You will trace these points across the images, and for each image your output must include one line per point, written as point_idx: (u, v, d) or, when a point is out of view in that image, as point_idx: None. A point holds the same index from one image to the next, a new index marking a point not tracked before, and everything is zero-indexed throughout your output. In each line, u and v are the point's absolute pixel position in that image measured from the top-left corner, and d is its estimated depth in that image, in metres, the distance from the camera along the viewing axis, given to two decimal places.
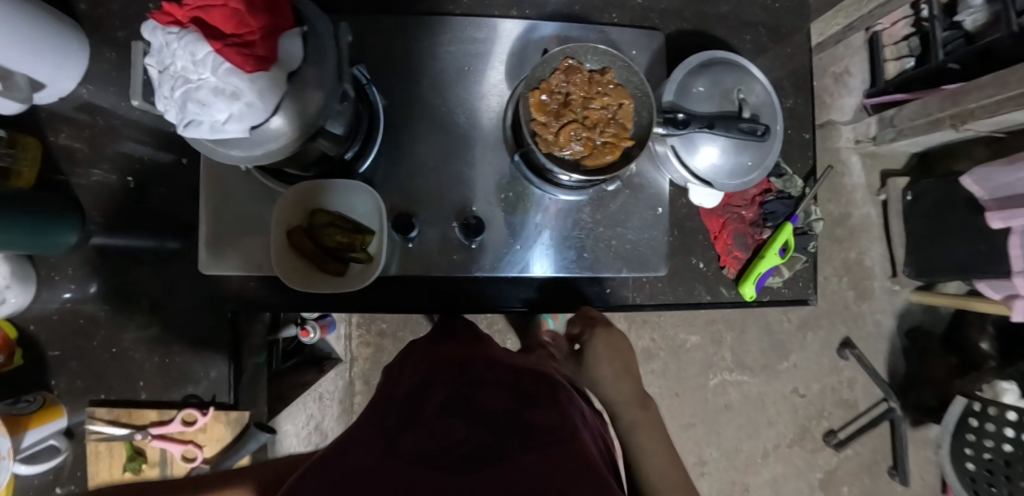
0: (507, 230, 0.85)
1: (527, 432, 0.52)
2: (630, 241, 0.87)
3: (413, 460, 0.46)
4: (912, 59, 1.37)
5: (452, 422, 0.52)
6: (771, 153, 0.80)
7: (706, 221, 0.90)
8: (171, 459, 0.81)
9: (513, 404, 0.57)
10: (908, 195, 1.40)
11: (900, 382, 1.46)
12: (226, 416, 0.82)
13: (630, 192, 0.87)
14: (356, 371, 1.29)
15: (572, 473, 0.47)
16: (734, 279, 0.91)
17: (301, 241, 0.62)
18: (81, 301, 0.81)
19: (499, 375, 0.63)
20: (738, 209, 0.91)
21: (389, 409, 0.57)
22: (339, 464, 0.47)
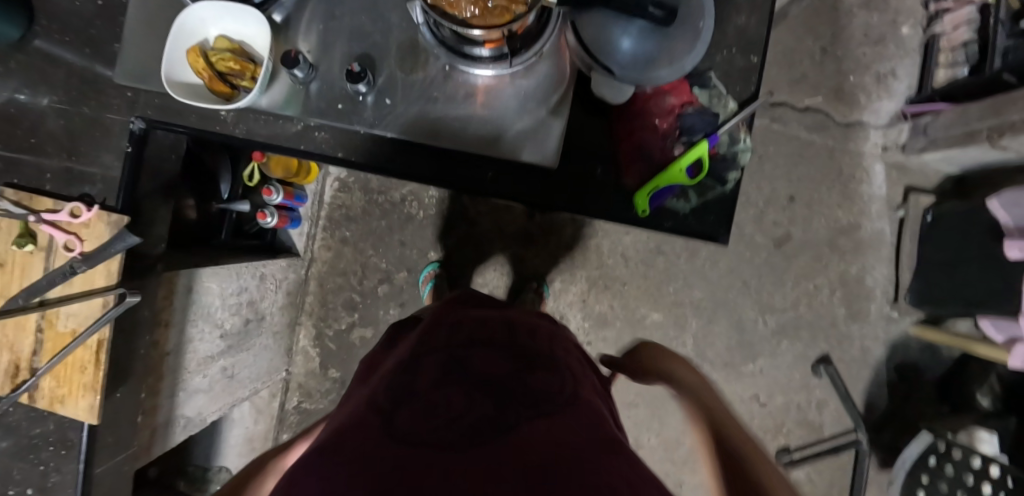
0: (402, 96, 0.67)
1: (524, 399, 0.60)
2: (538, 123, 0.67)
3: (425, 440, 0.54)
4: (966, 68, 1.24)
5: (451, 395, 0.60)
6: (695, 53, 0.63)
7: (613, 122, 0.68)
8: (55, 249, 0.71)
9: (506, 366, 0.64)
10: (929, 215, 1.26)
11: (876, 418, 1.31)
12: (106, 216, 0.70)
13: (532, 76, 0.67)
14: (312, 271, 1.30)
15: (570, 437, 0.56)
16: (632, 189, 0.68)
17: (196, 61, 0.64)
18: (19, 106, 0.74)
19: (493, 332, 0.69)
20: (649, 115, 0.68)
21: (392, 377, 0.64)
22: (356, 442, 0.54)
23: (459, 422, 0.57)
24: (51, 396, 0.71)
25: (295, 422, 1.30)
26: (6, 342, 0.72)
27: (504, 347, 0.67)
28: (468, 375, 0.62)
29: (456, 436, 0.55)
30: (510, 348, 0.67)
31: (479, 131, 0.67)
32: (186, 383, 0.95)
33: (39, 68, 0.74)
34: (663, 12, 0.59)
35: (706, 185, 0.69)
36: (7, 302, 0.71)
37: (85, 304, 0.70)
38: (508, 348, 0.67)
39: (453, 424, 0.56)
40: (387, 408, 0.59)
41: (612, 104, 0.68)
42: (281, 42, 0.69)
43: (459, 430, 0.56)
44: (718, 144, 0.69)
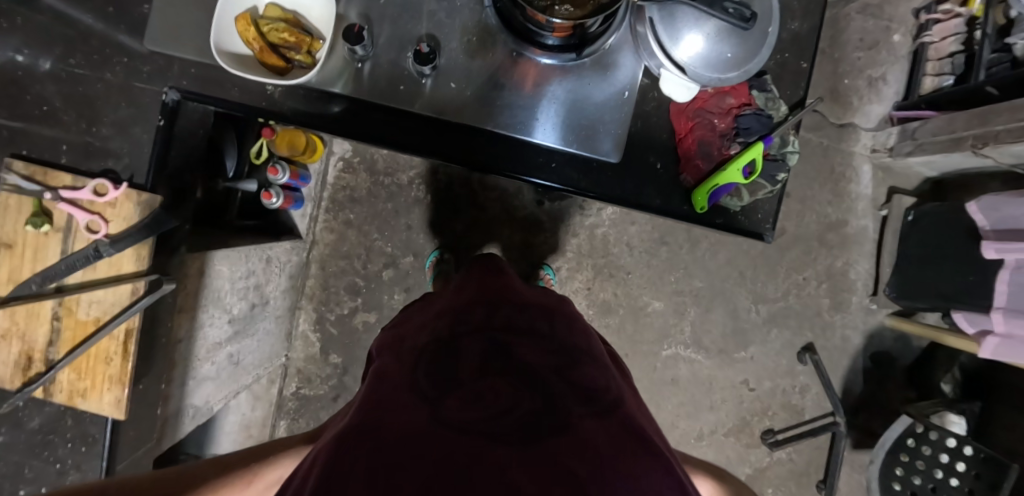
0: (465, 79, 0.70)
1: (576, 394, 0.50)
2: (594, 110, 0.70)
3: (471, 432, 0.44)
4: (951, 78, 1.24)
5: (498, 384, 0.49)
6: (759, 57, 0.64)
7: (673, 120, 0.73)
8: (75, 230, 0.66)
9: (555, 359, 0.54)
10: (909, 215, 1.31)
11: (852, 401, 1.40)
12: (137, 196, 0.66)
13: (595, 64, 0.70)
14: (314, 254, 1.27)
15: (629, 447, 0.47)
16: (690, 187, 0.73)
17: (246, 30, 0.64)
18: (30, 71, 0.68)
19: (534, 320, 0.59)
20: (709, 113, 0.72)
21: (427, 357, 0.54)
22: (391, 431, 0.45)
23: (508, 413, 0.46)
24: (69, 389, 0.67)
25: (293, 407, 1.27)
26: (16, 331, 0.66)
27: (548, 334, 0.57)
28: (513, 360, 0.52)
29: (507, 429, 0.45)
30: (556, 340, 0.57)
31: (534, 117, 0.70)
32: (196, 371, 0.90)
33: (62, 35, 0.69)
34: (740, 16, 0.60)
35: (758, 185, 0.73)
36: (16, 288, 0.65)
37: (111, 291, 0.66)
38: (553, 337, 0.57)
39: (498, 421, 0.46)
40: (425, 395, 0.49)
41: (671, 104, 0.73)
42: (340, 18, 0.69)
43: (510, 422, 0.46)
44: (773, 144, 0.73)
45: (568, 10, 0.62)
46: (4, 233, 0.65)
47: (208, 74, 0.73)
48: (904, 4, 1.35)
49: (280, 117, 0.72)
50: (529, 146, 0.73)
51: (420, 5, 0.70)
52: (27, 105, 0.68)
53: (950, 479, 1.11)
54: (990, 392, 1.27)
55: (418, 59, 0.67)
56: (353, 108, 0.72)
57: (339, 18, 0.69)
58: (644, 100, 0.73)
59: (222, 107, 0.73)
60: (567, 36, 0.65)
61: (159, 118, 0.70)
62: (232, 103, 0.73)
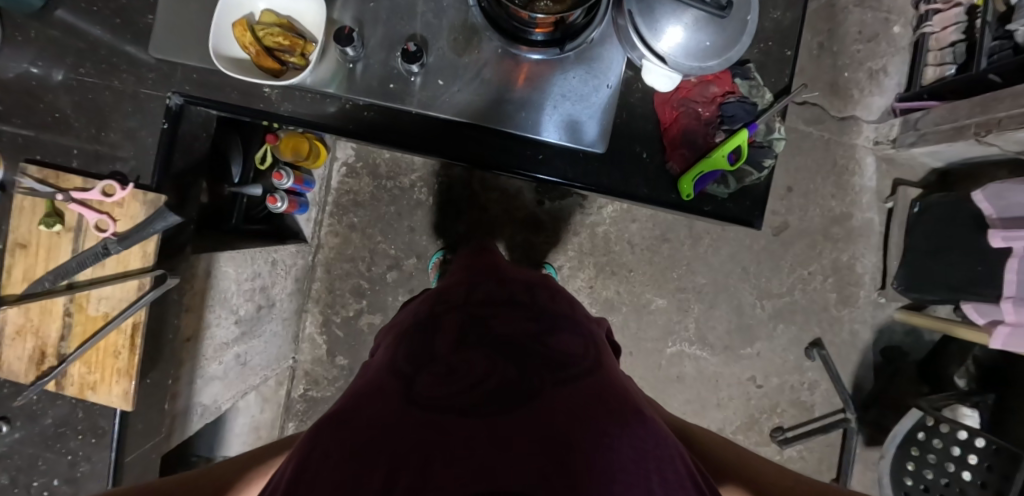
0: (453, 76, 0.72)
1: (550, 362, 0.51)
2: (580, 102, 0.72)
3: (442, 405, 0.46)
4: (954, 67, 1.22)
5: (471, 357, 0.51)
6: (740, 45, 0.65)
7: (658, 109, 0.74)
8: (85, 229, 0.68)
9: (530, 328, 0.56)
10: (916, 206, 1.29)
11: (863, 398, 1.37)
12: (143, 195, 0.69)
13: (578, 59, 0.71)
14: (319, 257, 1.29)
15: (603, 408, 0.47)
16: (676, 174, 0.74)
17: (243, 36, 0.66)
18: (42, 81, 0.72)
19: (514, 292, 0.62)
20: (693, 103, 0.74)
21: (409, 340, 0.56)
22: (367, 413, 0.46)
23: (480, 385, 0.48)
24: (80, 382, 0.69)
25: (300, 409, 1.29)
26: (30, 327, 0.69)
27: (525, 307, 0.59)
28: (488, 335, 0.54)
29: (479, 399, 0.46)
30: (533, 311, 0.59)
31: (522, 110, 0.72)
32: (204, 370, 0.94)
33: (73, 48, 0.72)
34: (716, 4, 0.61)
35: (745, 171, 0.74)
36: (31, 286, 0.68)
37: (120, 286, 0.68)
38: (529, 308, 0.59)
39: (470, 391, 0.47)
40: (402, 374, 0.51)
41: (655, 94, 0.74)
42: (332, 21, 0.72)
43: (482, 393, 0.47)
44: (757, 130, 0.75)
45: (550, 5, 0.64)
46: (20, 233, 0.68)
47: (209, 80, 0.75)
48: None
49: (278, 119, 0.75)
50: (518, 140, 0.74)
51: (410, 7, 0.72)
52: (41, 113, 0.71)
53: (962, 473, 1.09)
54: (1004, 386, 1.23)
55: (405, 57, 0.69)
56: (349, 109, 0.75)
57: (330, 22, 0.72)
58: (629, 91, 0.75)
59: (224, 111, 0.75)
60: (550, 31, 0.67)
61: (163, 121, 0.73)
62: (232, 106, 0.75)
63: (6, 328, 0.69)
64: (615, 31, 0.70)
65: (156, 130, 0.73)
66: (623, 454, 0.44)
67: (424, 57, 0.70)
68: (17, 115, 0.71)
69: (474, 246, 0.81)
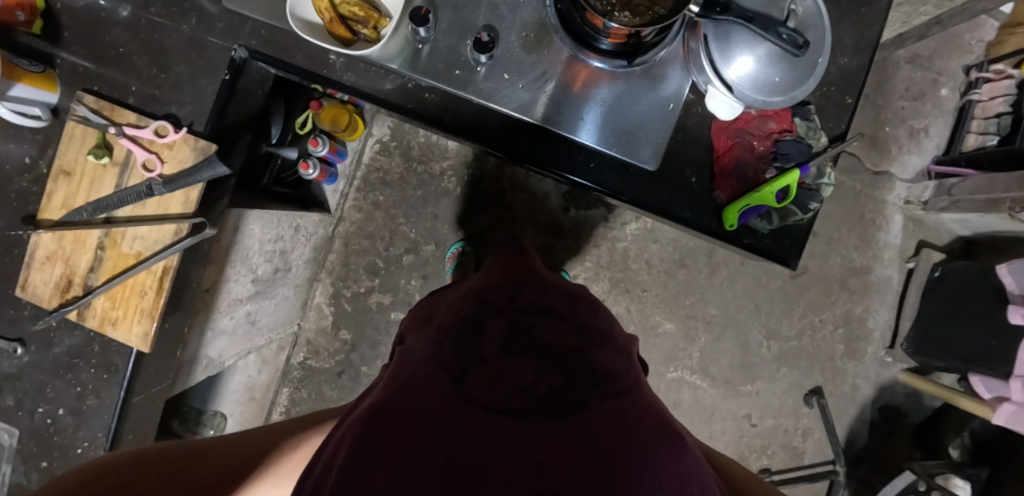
0: (518, 72, 0.72)
1: (597, 376, 0.52)
2: (638, 116, 0.72)
3: (491, 407, 0.47)
4: (995, 138, 1.21)
5: (519, 362, 0.52)
6: (806, 85, 0.65)
7: (713, 136, 0.74)
8: (131, 166, 0.69)
9: (576, 341, 0.57)
10: (937, 271, 1.28)
11: (854, 452, 1.36)
12: (194, 141, 0.69)
13: (643, 75, 0.71)
14: (340, 230, 1.31)
15: (648, 427, 0.48)
16: (723, 203, 0.74)
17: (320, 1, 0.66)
18: (109, 15, 0.72)
19: (557, 302, 0.63)
20: (750, 135, 0.74)
21: (455, 338, 0.57)
22: (418, 407, 0.47)
23: (529, 391, 0.49)
24: (102, 316, 0.70)
25: (297, 376, 1.32)
26: (61, 255, 0.69)
27: (568, 319, 0.60)
28: (535, 342, 0.55)
29: (528, 404, 0.47)
30: (576, 323, 0.60)
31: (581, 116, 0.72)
32: (215, 323, 0.95)
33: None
34: (794, 41, 0.60)
35: (790, 210, 0.74)
36: (68, 214, 0.69)
37: (157, 227, 0.69)
38: (571, 320, 0.60)
39: (519, 395, 0.48)
40: (450, 372, 0.51)
41: (714, 119, 0.74)
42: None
43: (531, 397, 0.48)
44: (807, 173, 0.75)
45: (628, 16, 0.63)
46: (65, 160, 0.69)
47: (275, 37, 0.74)
48: (955, 60, 1.34)
49: (338, 87, 0.75)
50: (570, 145, 0.75)
51: None
52: (104, 46, 0.72)
53: None
54: (998, 463, 1.22)
55: (476, 46, 0.70)
56: (408, 88, 0.75)
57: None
58: (687, 114, 0.75)
59: (284, 70, 0.75)
60: (621, 43, 0.66)
61: (225, 72, 0.73)
62: (293, 67, 0.75)
63: (38, 252, 0.69)
64: (683, 54, 0.71)
65: (213, 80, 0.73)
66: (670, 473, 0.45)
67: (495, 49, 0.70)
68: (81, 45, 0.72)
69: (510, 246, 0.82)
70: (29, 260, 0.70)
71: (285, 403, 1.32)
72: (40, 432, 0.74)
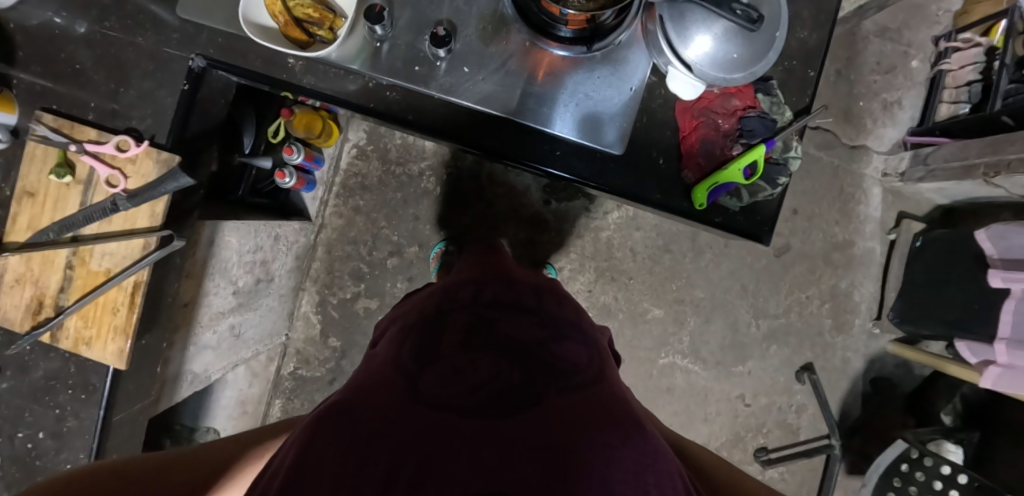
0: (478, 64, 0.72)
1: (555, 370, 0.54)
2: (603, 100, 0.72)
3: (445, 407, 0.48)
4: (967, 106, 1.22)
5: (476, 359, 0.53)
6: (766, 60, 0.65)
7: (678, 118, 0.75)
8: (95, 183, 0.68)
9: (536, 335, 0.58)
10: (918, 240, 1.29)
11: (849, 425, 1.37)
12: (157, 154, 0.68)
13: (603, 59, 0.72)
14: (321, 237, 1.30)
15: (604, 419, 0.49)
16: (692, 183, 0.75)
17: (273, 4, 0.66)
18: (64, 33, 0.72)
19: (521, 296, 0.64)
20: (714, 113, 0.74)
21: (416, 337, 0.58)
22: (371, 407, 0.48)
23: (483, 389, 0.50)
24: (76, 336, 0.69)
25: (289, 387, 1.31)
26: (30, 277, 0.69)
27: (532, 313, 0.61)
28: (494, 338, 0.56)
29: (481, 400, 0.49)
30: (538, 316, 0.61)
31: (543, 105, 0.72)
32: (197, 337, 0.94)
33: (98, 2, 0.72)
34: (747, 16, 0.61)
35: (758, 186, 0.75)
36: (35, 235, 0.68)
37: (124, 243, 0.68)
38: (536, 314, 0.61)
39: (473, 392, 0.50)
40: (407, 371, 0.53)
41: (680, 99, 0.74)
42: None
43: (483, 395, 0.49)
44: (773, 149, 0.76)
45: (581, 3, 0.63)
46: (28, 182, 0.68)
47: (234, 46, 0.74)
48: (923, 31, 1.35)
49: (299, 91, 0.75)
50: (537, 136, 0.75)
51: None
52: (62, 63, 0.71)
53: None
54: (990, 426, 1.23)
55: (434, 41, 0.69)
56: (371, 87, 0.75)
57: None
58: (650, 97, 0.76)
59: (245, 77, 0.75)
60: (580, 29, 0.66)
61: (184, 82, 0.72)
62: (255, 74, 0.75)
63: (6, 275, 0.69)
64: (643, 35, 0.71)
65: (175, 92, 0.72)
66: (622, 464, 0.46)
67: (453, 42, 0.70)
68: (37, 63, 0.71)
69: (482, 245, 0.81)
70: None
71: (278, 415, 1.31)
72: (20, 457, 0.73)
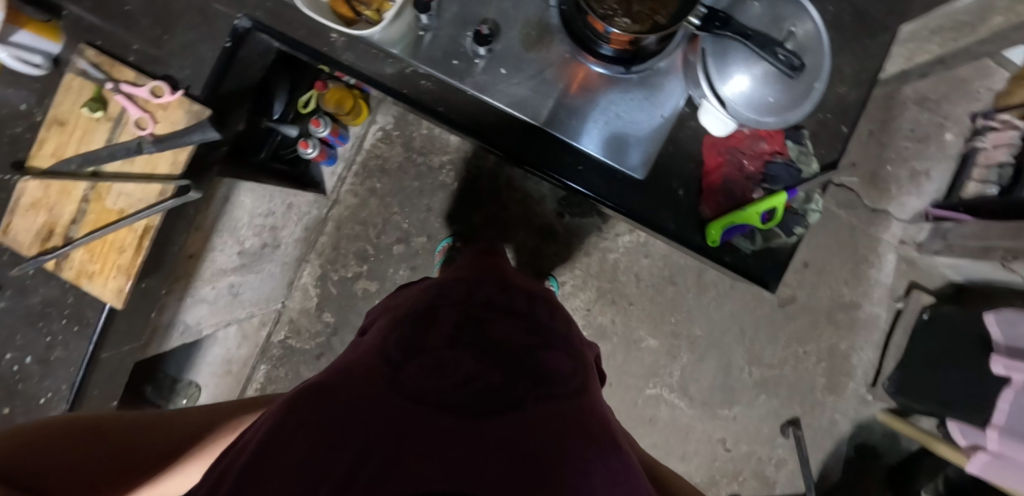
0: (516, 68, 0.73)
1: (538, 377, 0.54)
2: (632, 122, 0.72)
3: (424, 400, 0.48)
4: (996, 187, 1.21)
5: (461, 357, 0.54)
6: (800, 110, 0.65)
7: (704, 151, 0.75)
8: (124, 123, 0.69)
9: (524, 341, 0.59)
10: (925, 314, 1.28)
11: (826, 487, 1.35)
12: (189, 103, 0.69)
13: (639, 82, 0.72)
14: (333, 213, 1.31)
15: (582, 432, 0.49)
16: (706, 217, 0.75)
17: None
18: None
19: (512, 300, 0.65)
20: (740, 153, 0.75)
21: (405, 329, 0.59)
22: (351, 391, 0.48)
23: (464, 386, 0.50)
24: (79, 269, 0.70)
25: (276, 354, 1.32)
26: (45, 203, 0.70)
27: (522, 319, 0.63)
28: (482, 339, 0.57)
29: (461, 397, 0.49)
30: (528, 323, 0.62)
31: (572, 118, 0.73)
32: (196, 290, 0.96)
33: None
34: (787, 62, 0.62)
35: (774, 232, 0.75)
36: (56, 164, 0.69)
37: (142, 187, 0.69)
38: (526, 321, 0.62)
39: (454, 388, 0.50)
40: (392, 360, 0.53)
41: (708, 131, 0.74)
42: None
43: (464, 392, 0.49)
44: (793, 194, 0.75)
45: (627, 23, 0.64)
46: (61, 111, 0.69)
47: (280, 11, 0.75)
48: (963, 106, 1.33)
49: (336, 65, 0.75)
50: (561, 147, 0.74)
51: None
52: (112, 3, 0.73)
53: None
54: None
55: (476, 38, 0.71)
56: (406, 74, 0.75)
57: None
58: (681, 128, 0.75)
59: (285, 43, 0.75)
60: (621, 49, 0.67)
61: (225, 39, 0.74)
62: (295, 42, 0.75)
63: (22, 198, 0.70)
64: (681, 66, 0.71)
65: (219, 46, 0.74)
66: (595, 478, 0.46)
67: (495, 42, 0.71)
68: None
69: (483, 246, 0.83)
70: (13, 206, 0.70)
71: (260, 380, 1.32)
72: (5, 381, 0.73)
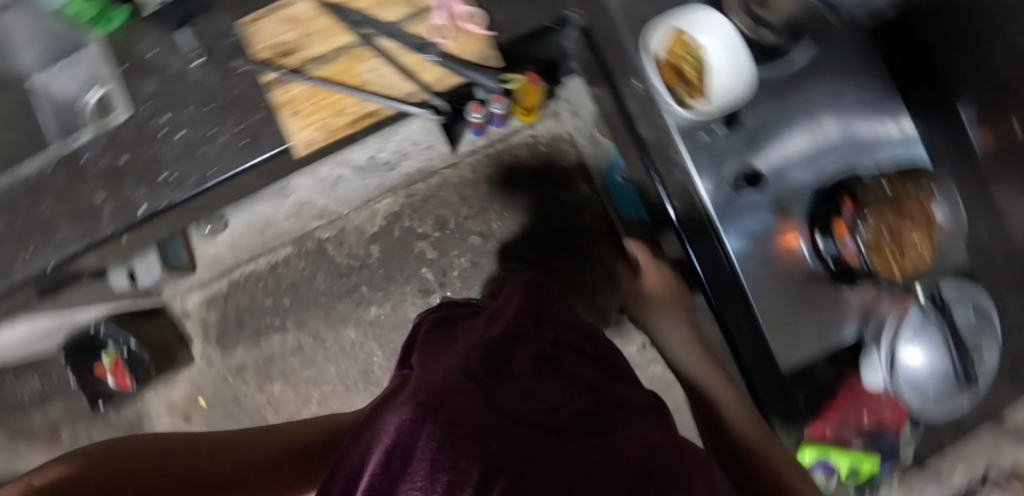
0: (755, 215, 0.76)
1: (624, 408, 0.55)
2: (816, 320, 0.77)
3: (526, 418, 0.46)
4: None
5: (548, 385, 0.54)
6: (953, 402, 0.73)
7: (841, 387, 0.83)
8: (422, 19, 0.72)
9: (597, 377, 0.61)
10: None
11: None
12: (488, 46, 0.73)
13: (834, 302, 0.77)
14: (446, 172, 1.32)
15: (684, 453, 0.49)
16: (806, 434, 0.84)
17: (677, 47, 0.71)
18: None
19: (579, 341, 0.69)
20: (866, 407, 0.84)
21: (485, 354, 0.58)
22: (452, 403, 0.45)
23: (561, 408, 0.49)
24: (291, 100, 0.71)
25: (308, 248, 1.34)
26: (304, 27, 0.71)
27: (590, 361, 0.65)
28: (562, 371, 0.58)
29: (560, 418, 0.48)
30: (597, 363, 0.65)
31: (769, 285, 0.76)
32: (318, 164, 0.96)
33: None
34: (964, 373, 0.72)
35: (842, 478, 0.87)
36: (334, 4, 0.71)
37: (398, 76, 0.73)
38: (593, 362, 0.65)
39: (553, 410, 0.49)
40: (482, 383, 0.51)
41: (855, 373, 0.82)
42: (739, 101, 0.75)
43: (563, 414, 0.48)
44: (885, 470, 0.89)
45: (864, 245, 0.69)
46: None
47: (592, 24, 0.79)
48: None
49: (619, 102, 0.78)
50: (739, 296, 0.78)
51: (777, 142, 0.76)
52: None
53: None
54: None
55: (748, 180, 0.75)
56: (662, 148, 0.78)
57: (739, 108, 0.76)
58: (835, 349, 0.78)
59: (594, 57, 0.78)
60: (847, 261, 0.72)
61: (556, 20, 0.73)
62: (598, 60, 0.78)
63: (287, 10, 0.71)
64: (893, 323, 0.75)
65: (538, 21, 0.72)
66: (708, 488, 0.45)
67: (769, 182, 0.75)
68: None
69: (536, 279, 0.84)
70: (275, 8, 0.71)
71: (278, 258, 1.34)
72: (142, 133, 0.71)
